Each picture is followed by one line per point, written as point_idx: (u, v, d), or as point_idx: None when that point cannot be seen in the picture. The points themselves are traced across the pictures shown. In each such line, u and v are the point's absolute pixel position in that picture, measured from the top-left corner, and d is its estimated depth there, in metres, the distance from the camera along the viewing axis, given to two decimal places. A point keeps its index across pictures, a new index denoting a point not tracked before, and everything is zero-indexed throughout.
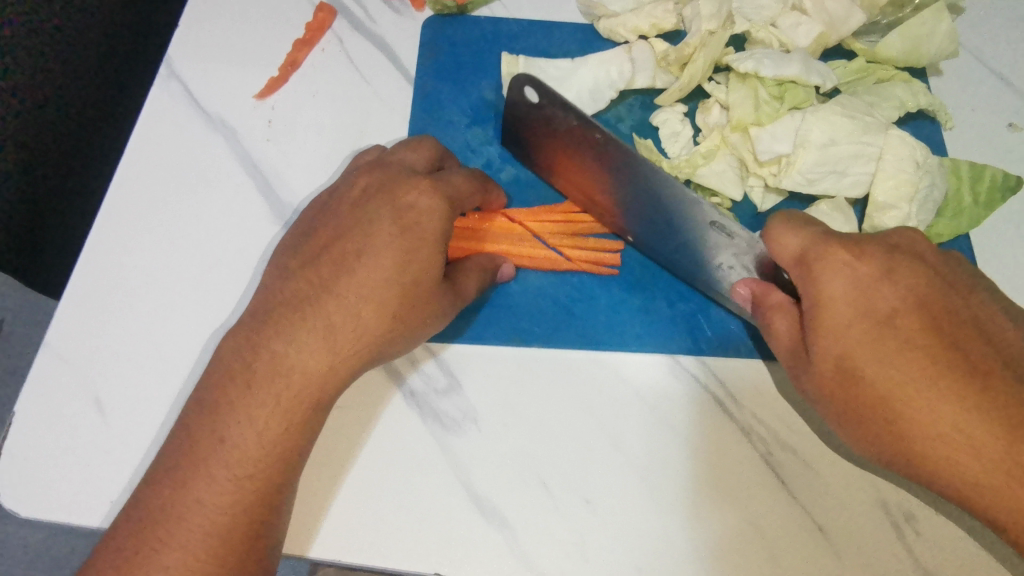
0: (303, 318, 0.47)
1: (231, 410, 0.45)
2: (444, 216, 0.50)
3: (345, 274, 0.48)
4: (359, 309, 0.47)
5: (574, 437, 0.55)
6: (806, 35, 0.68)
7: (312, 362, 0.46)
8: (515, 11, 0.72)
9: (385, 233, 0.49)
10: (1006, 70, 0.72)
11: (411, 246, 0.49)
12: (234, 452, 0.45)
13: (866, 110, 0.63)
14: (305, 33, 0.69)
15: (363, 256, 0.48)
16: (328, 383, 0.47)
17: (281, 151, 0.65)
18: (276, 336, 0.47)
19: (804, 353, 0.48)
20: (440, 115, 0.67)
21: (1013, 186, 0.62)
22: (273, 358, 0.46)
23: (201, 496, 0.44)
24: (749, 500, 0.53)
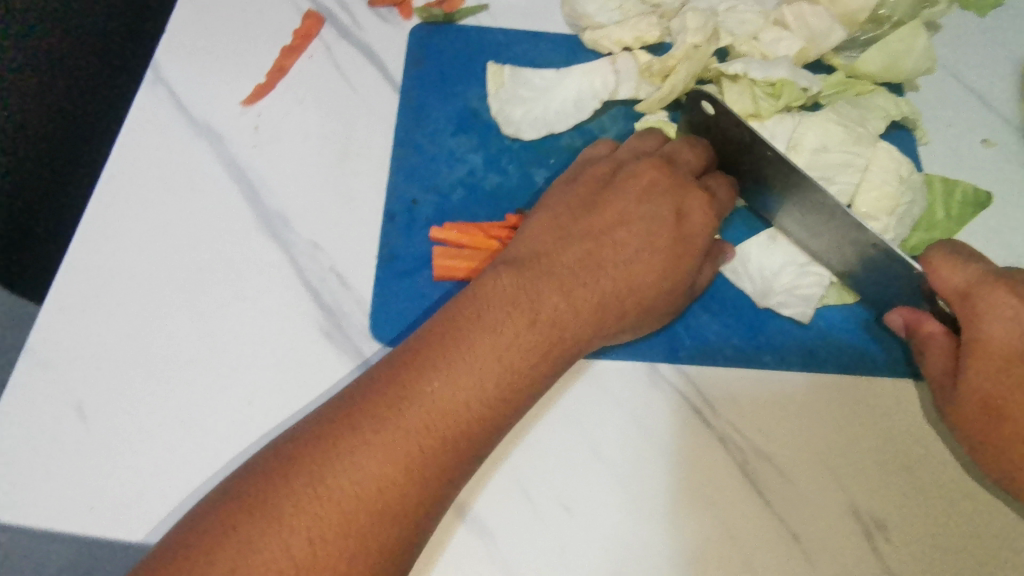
0: (389, 428, 0.44)
1: (343, 454, 0.42)
2: (591, 274, 0.53)
3: (468, 335, 0.48)
4: (504, 368, 0.47)
5: (557, 447, 0.56)
6: (787, 49, 0.68)
7: (468, 406, 0.46)
8: (501, 21, 0.72)
9: (489, 341, 0.48)
10: (980, 87, 0.73)
11: (544, 348, 0.49)
12: (335, 504, 0.41)
13: (859, 121, 0.65)
14: (293, 40, 0.70)
15: (452, 373, 0.46)
16: (446, 441, 0.45)
17: (267, 158, 0.65)
18: (348, 441, 0.43)
19: (949, 385, 0.50)
20: (425, 122, 0.67)
21: (983, 201, 0.63)
22: (426, 403, 0.45)
23: (284, 552, 0.39)
24: (725, 508, 0.54)
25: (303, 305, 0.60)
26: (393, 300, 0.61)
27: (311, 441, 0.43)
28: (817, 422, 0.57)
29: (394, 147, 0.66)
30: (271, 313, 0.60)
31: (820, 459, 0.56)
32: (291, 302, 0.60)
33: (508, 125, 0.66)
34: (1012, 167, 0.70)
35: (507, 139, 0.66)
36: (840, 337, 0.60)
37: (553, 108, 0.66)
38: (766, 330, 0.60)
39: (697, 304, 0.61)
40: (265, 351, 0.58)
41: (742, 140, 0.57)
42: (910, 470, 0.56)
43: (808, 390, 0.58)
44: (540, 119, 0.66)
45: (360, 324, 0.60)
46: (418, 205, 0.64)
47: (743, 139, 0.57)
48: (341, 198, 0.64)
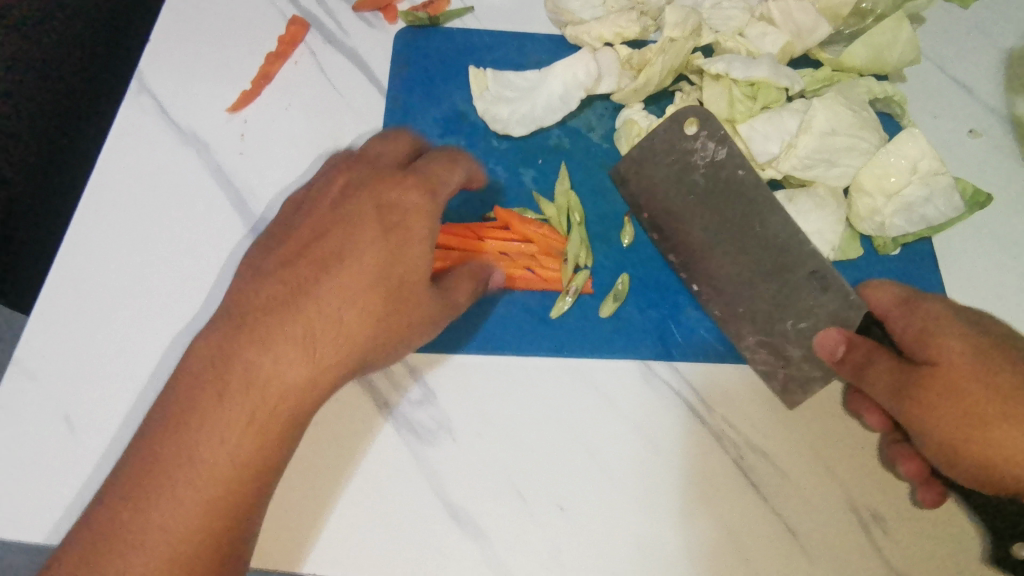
0: (222, 390, 0.45)
1: (197, 411, 0.44)
2: (428, 212, 0.51)
3: (307, 290, 0.48)
4: (342, 319, 0.48)
5: (550, 446, 0.55)
6: (772, 44, 0.68)
7: (302, 357, 0.46)
8: (488, 23, 0.72)
9: (336, 297, 0.48)
10: (966, 79, 0.74)
11: (381, 292, 0.49)
12: (193, 487, 0.43)
13: (863, 105, 0.63)
14: (278, 46, 0.70)
15: (287, 328, 0.47)
16: (298, 395, 0.46)
17: (253, 164, 0.65)
18: (193, 419, 0.44)
19: (865, 364, 0.51)
20: (412, 126, 0.67)
21: (982, 202, 0.62)
22: (264, 355, 0.46)
23: (166, 521, 0.42)
24: (722, 505, 0.54)
25: None
26: None
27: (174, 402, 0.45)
28: (811, 416, 0.57)
29: None
30: None
31: (815, 453, 0.56)
32: None
33: (496, 124, 0.66)
34: (1002, 157, 0.70)
35: (495, 141, 0.66)
36: None
37: (539, 106, 0.66)
38: None
39: (689, 301, 0.61)
40: None
41: (708, 160, 0.57)
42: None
43: None
44: (528, 117, 0.66)
45: None
46: None
47: (716, 155, 0.57)
48: None
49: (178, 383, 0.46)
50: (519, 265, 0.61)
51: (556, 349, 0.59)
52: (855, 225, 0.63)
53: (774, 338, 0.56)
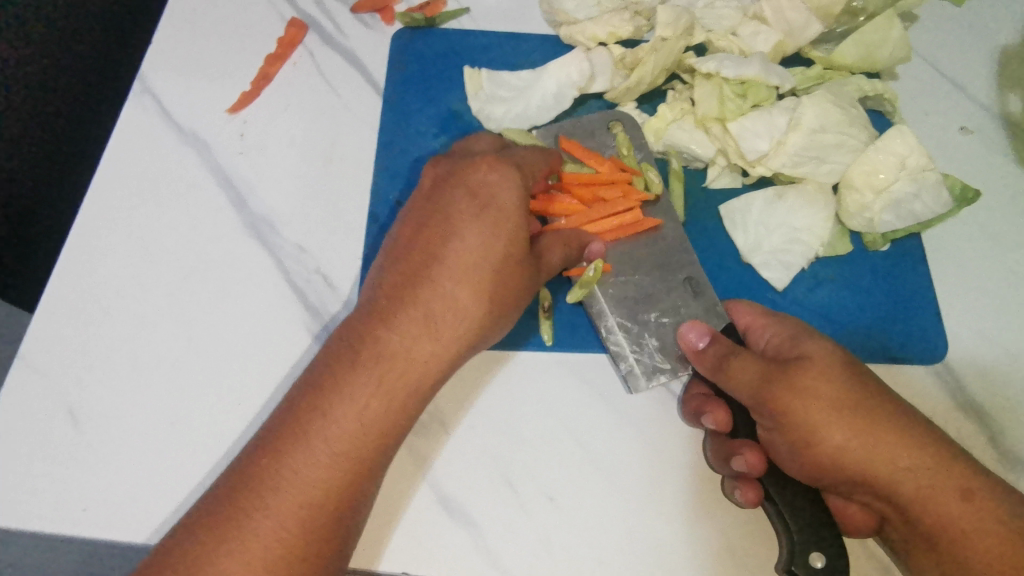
0: (355, 367, 0.46)
1: (332, 399, 0.45)
2: (518, 184, 0.51)
3: (432, 263, 0.49)
4: (454, 300, 0.48)
5: (546, 439, 0.57)
6: (764, 43, 0.68)
7: (421, 339, 0.47)
8: (483, 23, 0.74)
9: (451, 275, 0.48)
10: (958, 76, 0.74)
11: (500, 262, 0.49)
12: (325, 454, 0.44)
13: (852, 102, 0.64)
14: (277, 48, 0.71)
15: (418, 300, 0.48)
16: (426, 370, 0.47)
17: (253, 164, 0.67)
18: (329, 393, 0.45)
19: (726, 359, 0.52)
20: (408, 125, 0.68)
21: (970, 198, 0.63)
22: (392, 339, 0.47)
23: (298, 480, 0.43)
24: (710, 496, 0.55)
25: (291, 306, 0.61)
26: None
27: (309, 394, 0.46)
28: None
29: (378, 150, 0.67)
30: (258, 316, 0.61)
31: None
32: (278, 304, 0.61)
33: (490, 123, 0.67)
34: (991, 155, 0.70)
35: None
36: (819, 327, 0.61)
37: (533, 105, 0.67)
38: None
39: None
40: (253, 351, 0.59)
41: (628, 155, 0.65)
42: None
43: None
44: (521, 116, 0.67)
45: None
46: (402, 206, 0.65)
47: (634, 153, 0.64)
48: (327, 201, 0.65)
49: (312, 372, 0.47)
50: (604, 215, 0.60)
51: (548, 344, 0.60)
52: (843, 222, 0.63)
53: (633, 324, 0.59)
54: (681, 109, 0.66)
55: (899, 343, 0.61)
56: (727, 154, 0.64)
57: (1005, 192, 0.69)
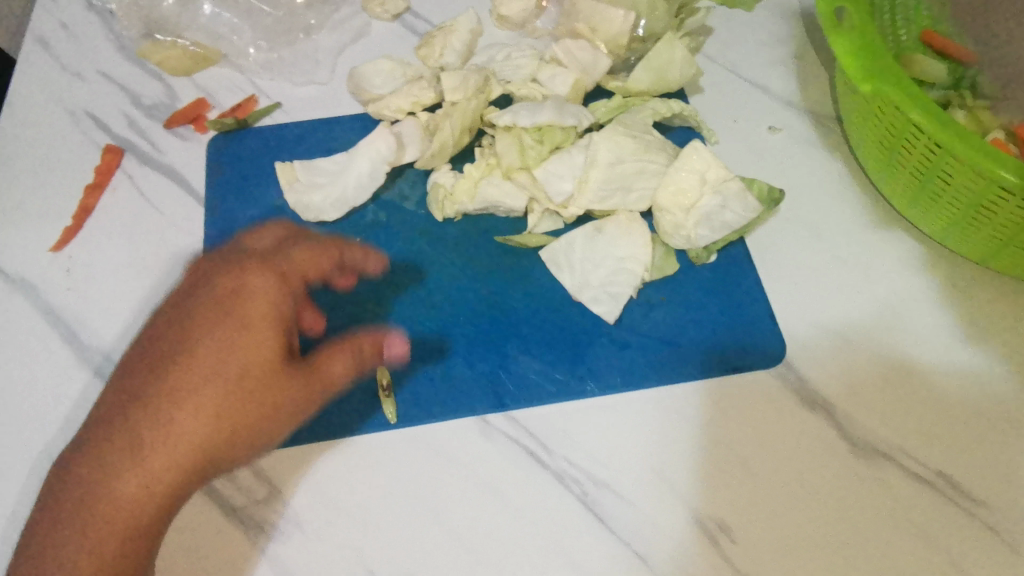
0: (123, 427, 0.49)
1: (116, 438, 0.48)
2: (270, 300, 0.52)
3: (204, 331, 0.51)
4: (228, 351, 0.50)
5: (399, 521, 0.56)
6: (562, 84, 0.70)
7: (202, 384, 0.49)
8: (297, 115, 0.75)
9: (220, 334, 0.51)
10: (760, 77, 0.77)
11: (248, 348, 0.50)
12: (105, 515, 0.47)
13: (647, 128, 0.67)
14: (94, 177, 0.72)
15: (189, 359, 0.50)
16: (202, 419, 0.49)
17: (82, 297, 0.66)
18: (100, 450, 0.48)
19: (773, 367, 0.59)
20: (232, 230, 0.68)
21: (777, 198, 0.66)
22: (173, 376, 0.50)
23: (82, 543, 0.47)
24: (572, 544, 0.55)
25: None
26: None
27: (93, 430, 0.49)
28: (650, 438, 0.58)
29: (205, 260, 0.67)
30: None
31: (658, 475, 0.57)
32: None
33: (309, 212, 0.68)
34: (804, 148, 0.72)
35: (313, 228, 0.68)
36: (659, 350, 0.62)
37: (351, 186, 0.68)
38: (589, 359, 0.61)
39: (517, 348, 0.62)
40: None
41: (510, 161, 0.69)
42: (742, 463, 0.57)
43: (635, 407, 0.60)
44: (340, 200, 0.68)
45: None
46: None
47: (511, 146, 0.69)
48: None
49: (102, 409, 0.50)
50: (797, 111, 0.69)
51: (393, 421, 0.59)
52: (664, 243, 0.65)
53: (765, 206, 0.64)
54: (488, 165, 0.67)
55: (737, 350, 0.62)
56: (539, 199, 0.66)
57: (823, 182, 0.70)
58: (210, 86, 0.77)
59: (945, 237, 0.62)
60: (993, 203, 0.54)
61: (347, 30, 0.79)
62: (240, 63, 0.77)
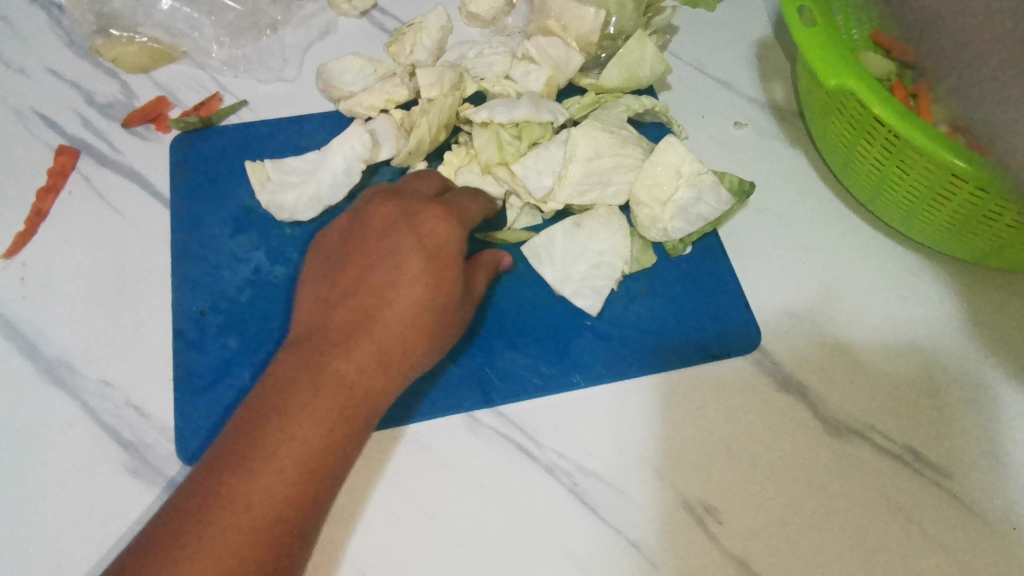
0: (321, 365, 0.53)
1: (302, 374, 0.53)
2: (458, 237, 0.58)
3: (390, 273, 0.56)
4: (405, 296, 0.55)
5: (389, 521, 0.55)
6: (536, 81, 0.71)
7: (380, 325, 0.55)
8: (264, 114, 0.73)
9: (413, 272, 0.56)
10: (723, 74, 0.79)
11: (436, 277, 0.56)
12: (297, 445, 0.50)
13: (621, 124, 0.68)
14: (48, 178, 0.68)
15: (385, 299, 0.56)
16: (375, 359, 0.54)
17: (40, 306, 0.63)
18: (303, 386, 0.52)
19: None
20: (201, 231, 0.66)
21: (748, 190, 0.68)
22: (353, 324, 0.55)
23: (269, 484, 0.48)
24: (565, 535, 0.55)
25: (100, 448, 0.57)
26: (190, 417, 0.58)
27: (278, 372, 0.53)
28: (634, 428, 0.59)
29: (173, 263, 0.65)
30: (65, 468, 0.57)
31: (644, 463, 0.58)
32: (87, 449, 0.57)
33: (283, 211, 0.66)
34: (767, 142, 0.75)
35: (286, 228, 0.66)
36: (640, 340, 0.63)
37: (325, 185, 0.67)
38: (572, 351, 0.62)
39: (501, 343, 0.62)
40: (65, 507, 0.55)
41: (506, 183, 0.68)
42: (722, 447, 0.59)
43: (620, 397, 0.60)
44: (314, 199, 0.66)
45: (165, 453, 0.57)
46: (207, 315, 0.62)
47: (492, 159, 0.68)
48: (124, 327, 0.62)
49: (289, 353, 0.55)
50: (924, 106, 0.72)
51: (376, 420, 0.58)
52: (641, 238, 0.66)
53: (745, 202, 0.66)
54: (465, 162, 0.67)
55: (715, 337, 0.63)
56: (518, 194, 0.66)
57: (788, 175, 0.73)
58: (170, 84, 0.74)
59: (901, 223, 0.65)
60: (948, 190, 0.57)
61: (313, 28, 0.77)
62: (202, 61, 0.75)
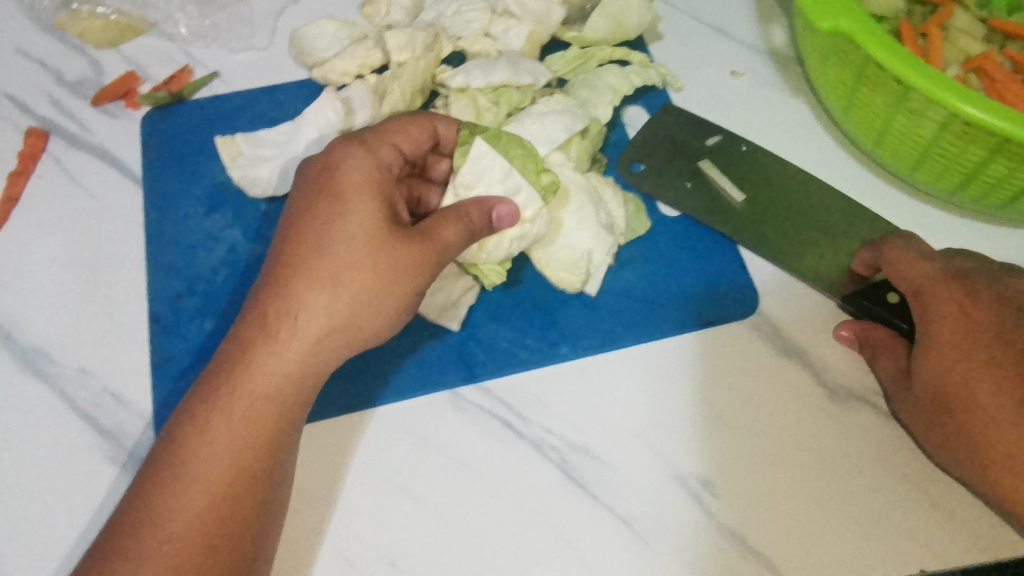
0: (177, 494, 0.47)
1: (194, 422, 0.49)
2: (236, 453, 0.48)
3: (183, 464, 0.48)
4: (236, 431, 0.49)
5: (374, 502, 0.54)
6: (517, 37, 0.68)
7: (218, 477, 0.48)
8: (236, 84, 0.70)
9: (215, 458, 0.48)
10: (717, 22, 0.75)
11: (240, 473, 0.48)
12: None
13: (594, 102, 0.65)
14: (18, 162, 0.66)
15: (188, 489, 0.47)
16: (273, 363, 0.50)
17: (15, 294, 0.61)
18: (137, 524, 0.46)
19: (232, 417, 0.49)
20: (175, 210, 0.64)
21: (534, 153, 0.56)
22: (217, 427, 0.49)
23: None
24: (555, 511, 0.53)
25: (80, 438, 0.56)
26: (172, 404, 0.57)
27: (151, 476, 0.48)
28: (607, 400, 0.57)
29: (147, 244, 0.63)
30: (48, 456, 0.56)
31: (632, 433, 0.55)
32: (67, 438, 0.56)
33: (256, 186, 0.63)
34: (765, 93, 0.71)
35: (261, 204, 0.64)
36: (634, 306, 0.60)
37: (299, 156, 0.64)
38: (559, 321, 0.60)
39: (485, 316, 0.60)
40: (48, 495, 0.54)
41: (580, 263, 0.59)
42: (699, 409, 0.56)
43: (610, 368, 0.58)
44: (287, 171, 0.63)
45: (143, 438, 0.56)
46: (183, 298, 0.61)
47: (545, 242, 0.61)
48: (98, 312, 0.60)
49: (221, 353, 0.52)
50: (1010, 94, 0.63)
51: (356, 402, 0.57)
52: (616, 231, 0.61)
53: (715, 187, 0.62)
54: None
55: (709, 303, 0.60)
56: None
57: (786, 126, 0.69)
58: (139, 58, 0.71)
59: (907, 174, 0.61)
60: (956, 149, 0.54)
61: None
62: (172, 32, 0.72)
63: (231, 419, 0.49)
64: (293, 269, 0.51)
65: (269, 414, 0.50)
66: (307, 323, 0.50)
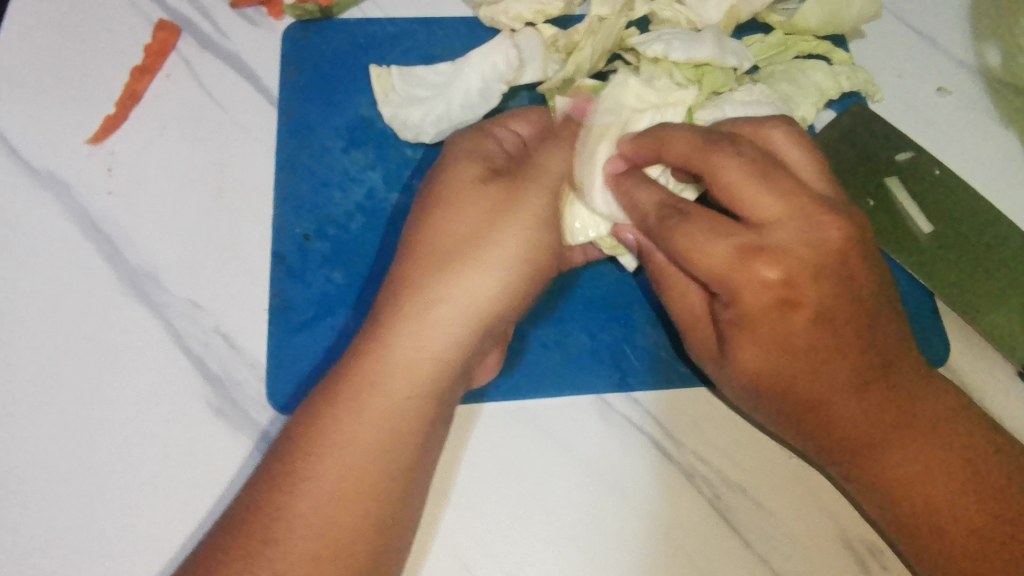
0: (308, 484, 0.42)
1: (334, 411, 0.43)
2: (378, 456, 0.43)
3: (316, 458, 0.42)
4: (374, 419, 0.43)
5: (506, 508, 0.48)
6: (715, 9, 0.59)
7: (361, 469, 0.42)
8: (389, 10, 0.62)
9: (357, 452, 0.42)
10: (927, 27, 0.66)
11: (366, 468, 0.42)
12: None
13: (799, 101, 0.57)
14: (144, 58, 0.59)
15: (316, 478, 0.42)
16: (443, 359, 0.46)
17: (127, 205, 0.55)
18: (272, 507, 0.41)
19: (366, 399, 0.44)
20: (312, 141, 0.57)
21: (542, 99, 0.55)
22: (338, 418, 0.43)
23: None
24: (704, 553, 0.48)
25: (187, 378, 0.51)
26: (289, 357, 0.51)
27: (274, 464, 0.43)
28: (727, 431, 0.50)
29: (279, 174, 0.56)
30: (149, 391, 0.50)
31: (796, 479, 0.50)
32: (173, 376, 0.51)
33: (407, 130, 0.57)
34: (973, 118, 0.62)
35: (408, 149, 0.58)
36: None
37: (457, 105, 0.57)
38: None
39: (643, 317, 0.54)
40: (147, 434, 0.49)
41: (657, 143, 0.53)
42: None
43: None
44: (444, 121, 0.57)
45: (255, 391, 0.51)
46: (312, 241, 0.55)
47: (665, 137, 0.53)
48: (218, 241, 0.54)
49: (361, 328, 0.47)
50: None
51: (495, 391, 0.51)
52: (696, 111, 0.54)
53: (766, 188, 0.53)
54: None
55: None
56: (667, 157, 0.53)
57: (994, 162, 0.61)
58: None
59: None
60: None
61: None
62: None
63: (377, 409, 0.44)
64: (432, 263, 0.47)
65: (394, 399, 0.44)
66: (439, 317, 0.46)
